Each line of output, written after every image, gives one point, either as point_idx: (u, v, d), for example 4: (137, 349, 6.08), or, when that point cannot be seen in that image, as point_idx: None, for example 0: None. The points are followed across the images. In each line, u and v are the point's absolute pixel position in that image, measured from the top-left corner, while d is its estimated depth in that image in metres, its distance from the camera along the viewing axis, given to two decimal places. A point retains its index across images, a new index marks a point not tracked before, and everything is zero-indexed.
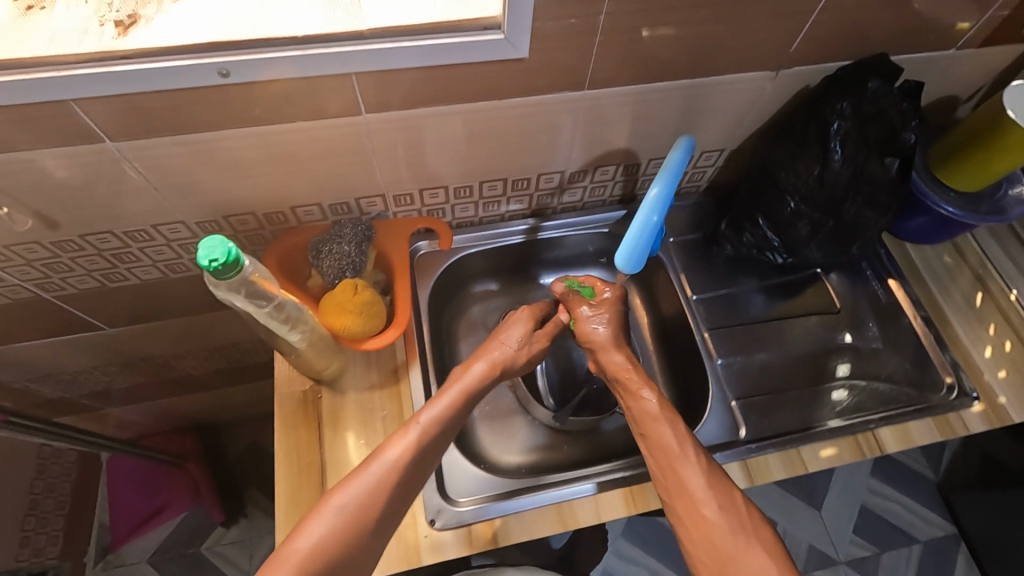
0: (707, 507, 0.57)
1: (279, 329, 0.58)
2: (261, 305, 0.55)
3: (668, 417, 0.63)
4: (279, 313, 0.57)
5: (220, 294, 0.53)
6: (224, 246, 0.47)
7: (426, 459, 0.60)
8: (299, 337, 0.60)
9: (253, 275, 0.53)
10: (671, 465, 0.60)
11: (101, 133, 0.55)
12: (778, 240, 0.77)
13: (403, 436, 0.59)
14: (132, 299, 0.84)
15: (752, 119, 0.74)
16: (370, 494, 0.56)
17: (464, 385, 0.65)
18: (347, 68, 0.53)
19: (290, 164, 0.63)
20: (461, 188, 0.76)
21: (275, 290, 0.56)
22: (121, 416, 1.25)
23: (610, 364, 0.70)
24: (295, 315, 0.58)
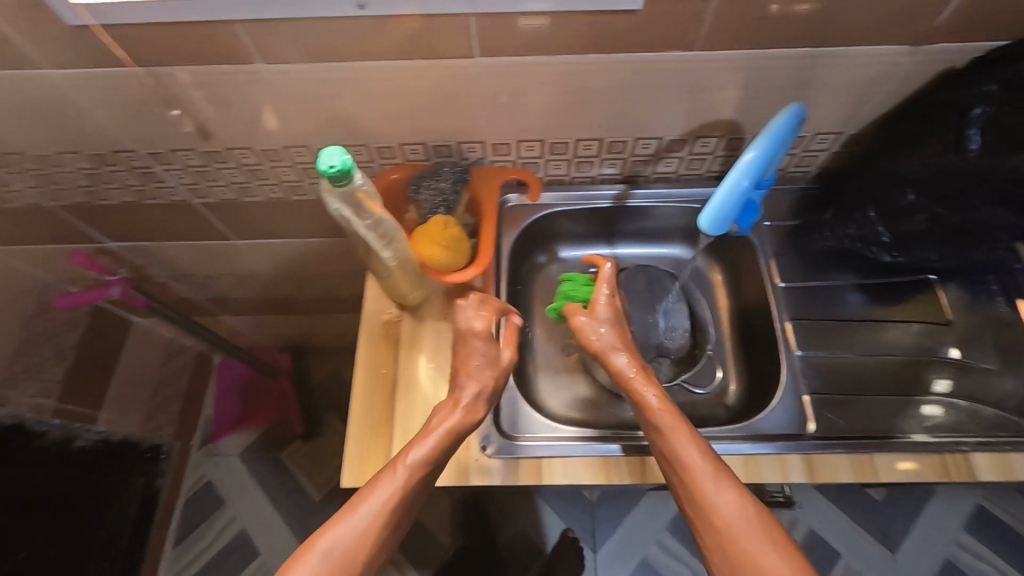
0: (713, 505, 0.56)
1: (376, 244, 0.65)
2: (361, 218, 0.62)
3: (681, 429, 0.60)
4: (377, 228, 0.64)
5: (332, 201, 0.61)
6: (342, 155, 0.54)
7: (417, 497, 0.60)
8: (392, 256, 0.67)
9: (360, 191, 0.60)
10: (685, 478, 0.58)
11: (255, 56, 0.63)
12: (888, 235, 0.72)
13: (392, 477, 0.59)
14: (258, 215, 0.95)
15: (879, 99, 0.69)
16: (354, 539, 0.56)
17: (454, 419, 0.63)
18: (468, 8, 0.57)
19: (405, 99, 0.69)
20: (558, 143, 0.78)
21: (377, 208, 0.62)
22: (235, 324, 1.44)
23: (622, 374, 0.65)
24: (391, 235, 0.65)
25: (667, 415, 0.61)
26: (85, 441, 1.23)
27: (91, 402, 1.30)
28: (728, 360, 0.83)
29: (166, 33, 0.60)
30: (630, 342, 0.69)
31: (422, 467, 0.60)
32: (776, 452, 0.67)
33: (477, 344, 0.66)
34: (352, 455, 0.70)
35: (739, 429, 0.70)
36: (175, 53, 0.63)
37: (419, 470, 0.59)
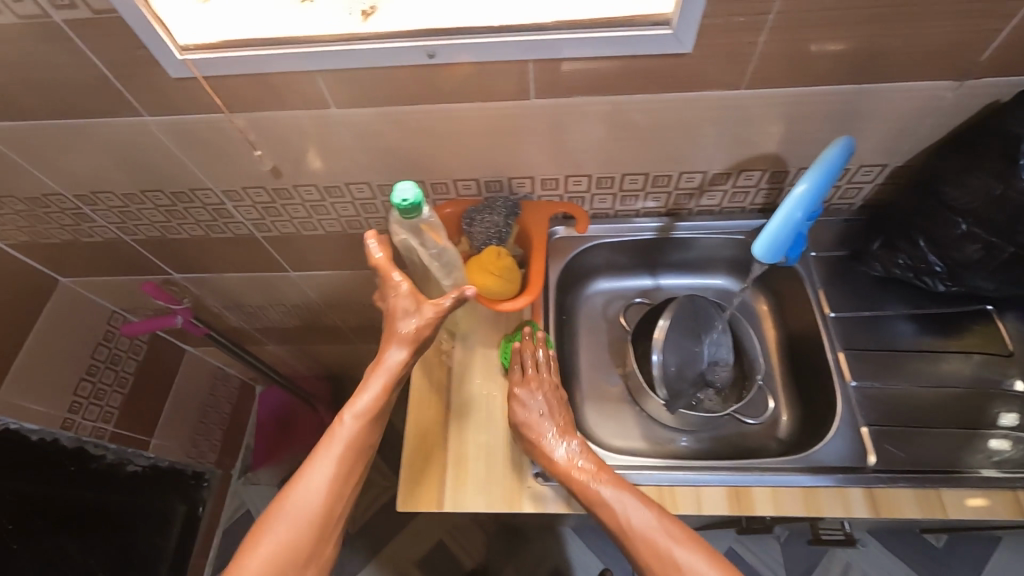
0: (666, 553, 0.57)
1: (437, 270, 0.70)
2: (426, 247, 0.67)
3: (609, 492, 0.62)
4: (440, 259, 0.69)
5: (399, 229, 0.65)
6: (415, 190, 0.58)
7: (366, 442, 0.65)
8: (450, 283, 0.72)
9: (425, 225, 0.64)
10: (626, 537, 0.60)
11: (329, 100, 0.68)
12: (940, 265, 0.73)
13: (336, 430, 0.64)
14: (315, 248, 1.01)
15: (924, 132, 0.70)
16: (312, 493, 0.62)
17: (384, 375, 0.66)
18: (527, 56, 0.61)
19: (462, 137, 0.74)
20: (604, 178, 0.81)
21: (441, 241, 0.67)
22: (282, 353, 1.49)
23: (541, 449, 0.66)
24: (450, 264, 0.70)
25: (595, 478, 0.63)
26: (136, 465, 1.27)
27: (145, 428, 1.35)
28: (778, 391, 0.84)
29: (252, 84, 0.66)
30: (559, 407, 0.69)
31: (363, 417, 0.64)
32: (836, 484, 0.66)
33: (396, 299, 0.66)
34: (406, 476, 0.71)
35: (797, 461, 0.69)
36: (257, 100, 0.68)
37: (361, 419, 0.65)
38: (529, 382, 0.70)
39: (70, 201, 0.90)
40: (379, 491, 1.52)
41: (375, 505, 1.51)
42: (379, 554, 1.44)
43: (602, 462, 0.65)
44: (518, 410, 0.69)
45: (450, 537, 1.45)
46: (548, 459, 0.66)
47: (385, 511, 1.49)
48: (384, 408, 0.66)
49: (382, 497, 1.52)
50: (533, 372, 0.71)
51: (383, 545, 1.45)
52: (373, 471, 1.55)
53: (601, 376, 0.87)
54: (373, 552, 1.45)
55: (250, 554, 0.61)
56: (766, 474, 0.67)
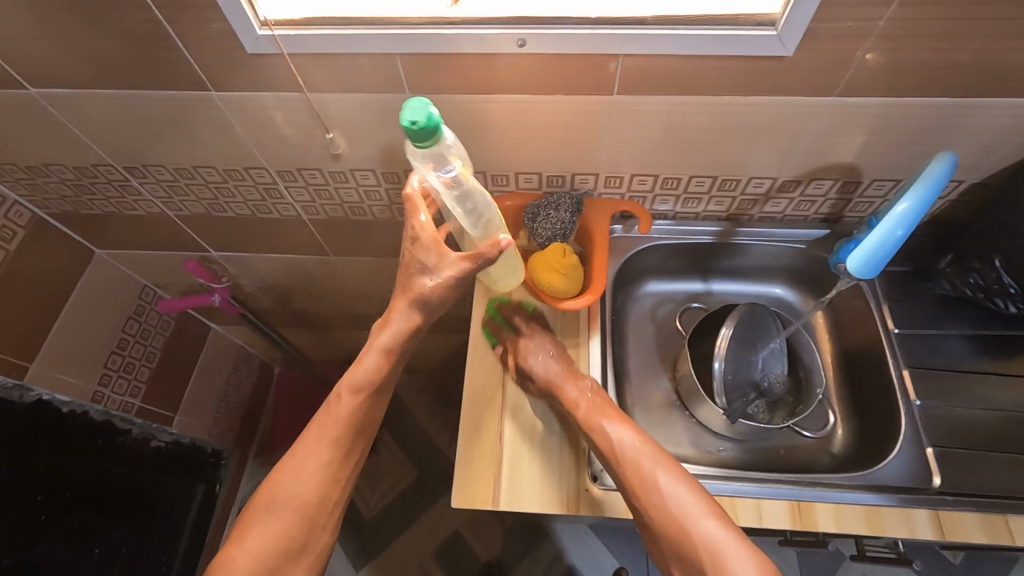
0: (656, 479, 0.61)
1: (465, 218, 0.63)
2: (450, 187, 0.59)
3: (606, 419, 0.66)
4: (466, 202, 0.61)
5: (419, 163, 0.58)
6: (427, 111, 0.50)
7: (363, 419, 0.65)
8: (480, 233, 0.64)
9: (448, 154, 0.57)
10: (617, 462, 0.64)
11: (405, 84, 0.66)
12: (1015, 287, 0.71)
13: (334, 407, 0.65)
14: (359, 233, 0.99)
15: (1011, 150, 0.68)
16: (307, 474, 0.63)
17: (385, 340, 0.64)
18: (618, 50, 0.60)
19: (535, 130, 0.72)
20: (671, 179, 0.79)
21: (465, 176, 0.59)
22: (307, 337, 1.47)
23: (554, 387, 0.70)
24: (479, 210, 0.62)
25: (596, 410, 0.67)
26: (159, 441, 1.25)
27: (170, 404, 1.32)
28: (835, 405, 0.83)
29: (331, 65, 0.64)
30: (563, 354, 0.74)
31: (360, 392, 0.64)
32: (901, 505, 0.65)
33: (416, 248, 0.62)
34: (462, 476, 0.70)
35: (860, 479, 0.68)
36: (331, 81, 0.67)
37: (358, 396, 0.64)
38: (534, 336, 0.75)
39: (118, 172, 0.88)
40: (397, 480, 1.51)
41: (392, 493, 1.50)
42: (396, 542, 1.44)
43: (604, 398, 0.69)
44: (530, 359, 0.73)
45: (466, 530, 1.44)
46: (551, 390, 0.71)
47: (403, 500, 1.49)
48: (380, 385, 0.65)
49: (400, 486, 1.51)
50: (527, 329, 0.76)
51: (400, 533, 1.45)
52: (391, 459, 1.54)
53: (650, 382, 0.86)
54: (390, 540, 1.44)
55: (246, 534, 0.62)
56: (830, 490, 0.66)
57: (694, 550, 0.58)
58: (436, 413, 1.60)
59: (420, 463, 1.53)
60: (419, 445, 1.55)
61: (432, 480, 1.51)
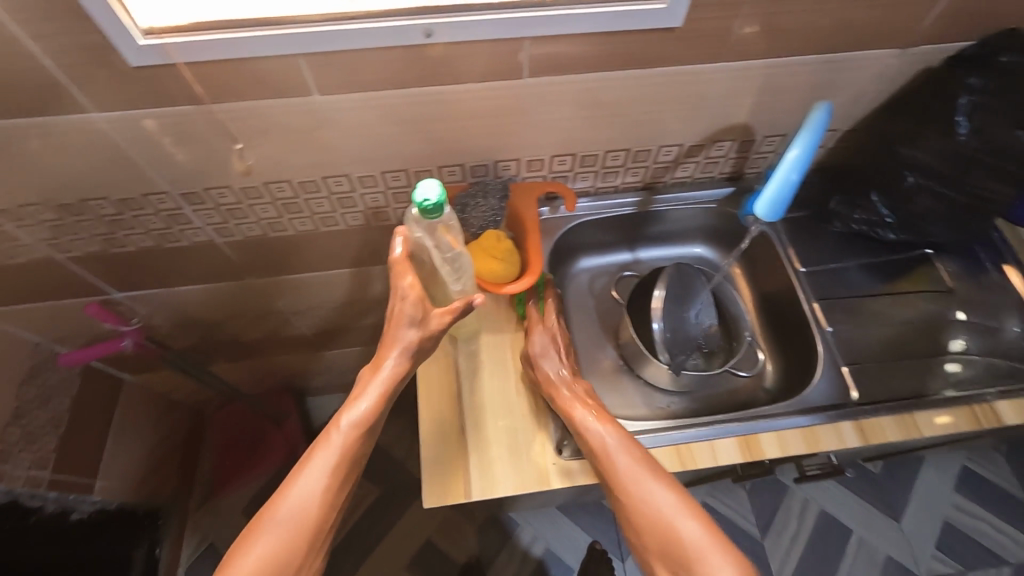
0: (641, 484, 0.62)
1: (448, 275, 0.69)
2: (441, 251, 0.66)
3: (601, 423, 0.66)
4: (453, 263, 0.68)
5: (415, 228, 0.64)
6: (438, 190, 0.57)
7: (361, 450, 0.63)
8: (459, 289, 0.71)
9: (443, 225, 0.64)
10: (603, 462, 0.64)
11: (312, 86, 0.65)
12: (891, 217, 0.82)
13: (333, 437, 0.62)
14: (282, 250, 0.94)
15: (872, 99, 0.78)
16: (303, 504, 0.59)
17: (382, 383, 0.64)
18: (525, 32, 0.61)
19: (453, 121, 0.72)
20: (588, 156, 0.82)
21: (456, 244, 0.66)
22: (238, 371, 1.38)
23: (548, 383, 0.70)
24: (462, 269, 0.69)
25: (590, 414, 0.67)
26: (81, 513, 1.12)
27: (88, 469, 1.17)
28: (762, 343, 0.91)
29: (229, 70, 0.62)
30: (564, 350, 0.75)
31: (360, 427, 0.63)
32: (829, 421, 0.73)
33: (404, 305, 0.63)
34: (429, 471, 0.70)
35: (793, 405, 0.75)
36: (233, 88, 0.64)
37: (357, 429, 0.63)
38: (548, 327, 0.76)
39: None
40: (359, 501, 1.46)
41: (356, 516, 1.44)
42: (367, 564, 1.39)
43: (598, 402, 0.70)
44: (536, 335, 0.74)
45: (440, 537, 1.42)
46: (545, 387, 0.71)
47: (368, 521, 1.44)
48: (378, 418, 0.64)
49: (363, 507, 1.45)
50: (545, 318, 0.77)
51: (369, 554, 1.40)
52: None
53: (596, 352, 0.89)
54: (360, 562, 1.39)
55: (233, 566, 0.58)
56: (770, 420, 0.73)
57: (674, 546, 0.60)
58: (389, 425, 1.56)
59: (382, 480, 1.49)
60: (376, 462, 1.51)
61: (396, 494, 1.47)
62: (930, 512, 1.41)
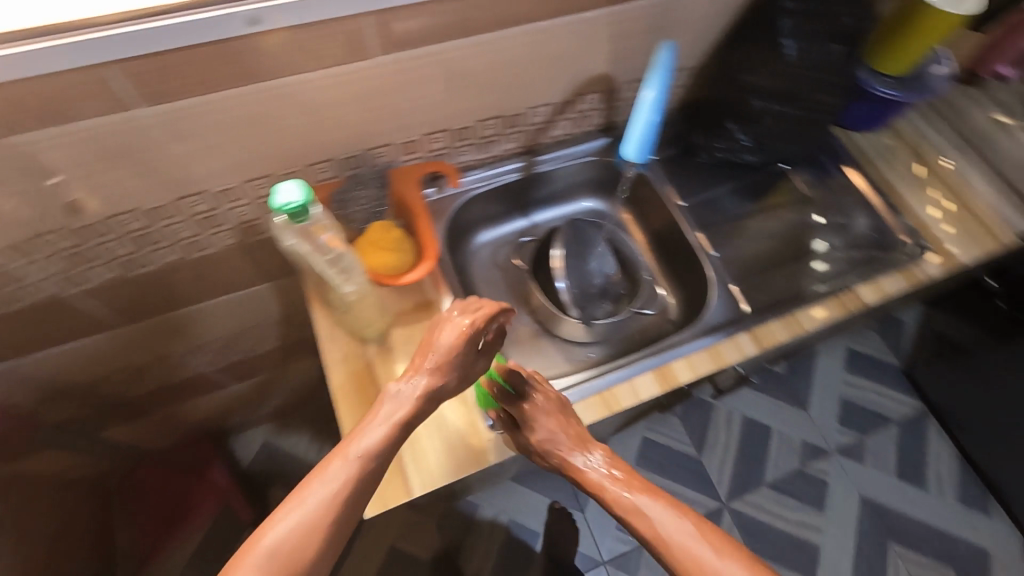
0: (705, 560, 0.59)
1: (335, 277, 0.65)
2: (319, 253, 0.62)
3: (646, 505, 0.63)
4: (337, 263, 0.64)
5: (287, 236, 0.60)
6: (301, 189, 0.54)
7: (366, 485, 0.58)
8: (353, 290, 0.66)
9: (314, 224, 0.60)
10: (663, 546, 0.61)
11: (131, 100, 0.58)
12: (747, 141, 0.89)
13: (342, 464, 0.58)
14: (151, 287, 0.85)
15: (709, 35, 0.83)
16: (302, 531, 0.55)
17: (398, 414, 0.61)
18: (361, 8, 0.59)
19: (310, 113, 0.69)
20: (462, 129, 0.82)
21: (334, 242, 0.62)
22: (138, 428, 1.25)
23: (574, 468, 0.68)
24: (350, 268, 0.65)
25: (630, 490, 0.65)
26: None
27: None
28: (661, 279, 0.96)
29: (22, 95, 0.54)
30: (570, 418, 0.70)
31: (364, 455, 0.59)
32: (728, 336, 0.79)
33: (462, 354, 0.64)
34: None
35: (696, 330, 0.80)
36: (33, 116, 0.56)
37: (365, 458, 0.59)
38: (542, 413, 0.68)
39: None
40: None
41: None
42: None
43: (636, 474, 0.67)
44: (535, 429, 0.68)
45: (402, 541, 1.39)
46: (571, 473, 0.68)
47: None
48: (389, 452, 0.60)
49: None
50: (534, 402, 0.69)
51: None
52: None
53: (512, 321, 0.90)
54: None
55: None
56: (676, 348, 0.78)
57: None
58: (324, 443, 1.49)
59: None
60: None
61: None
62: (830, 396, 1.60)
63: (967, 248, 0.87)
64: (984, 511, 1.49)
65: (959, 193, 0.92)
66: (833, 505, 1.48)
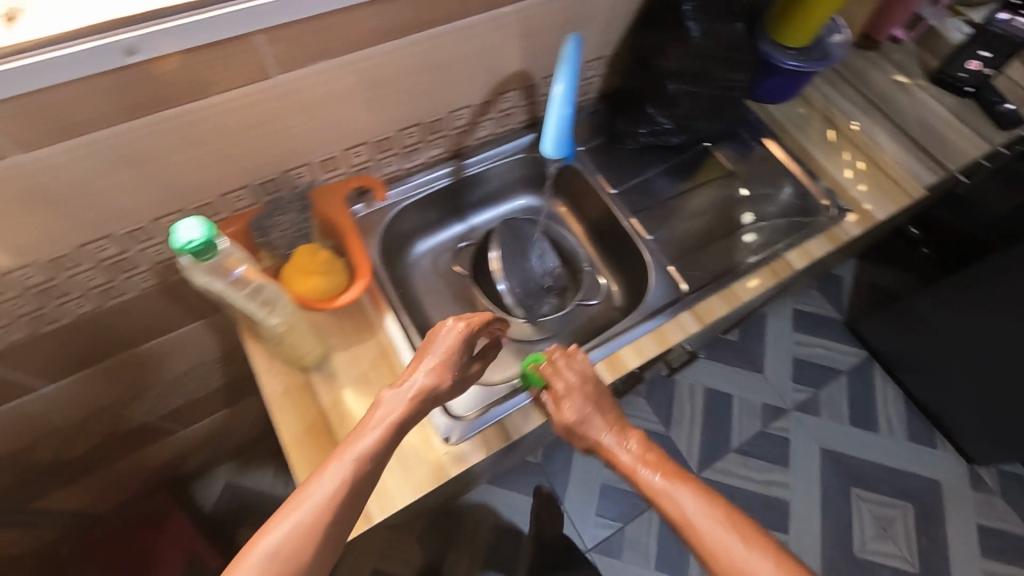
0: (730, 551, 0.59)
1: (258, 312, 0.62)
2: (237, 288, 0.59)
3: (678, 487, 0.64)
4: (258, 296, 0.61)
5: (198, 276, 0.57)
6: (201, 226, 0.52)
7: (360, 490, 0.58)
8: (280, 322, 0.64)
9: (229, 258, 0.57)
10: (689, 530, 0.62)
11: (5, 148, 0.54)
12: (667, 123, 0.90)
13: (337, 467, 0.58)
14: (67, 342, 0.79)
15: (619, 23, 0.84)
16: (297, 534, 0.54)
17: (393, 418, 0.61)
18: (250, 27, 0.56)
19: (216, 141, 0.65)
20: (383, 141, 0.79)
21: (252, 273, 0.60)
22: (80, 491, 1.16)
23: (605, 448, 0.68)
24: (273, 299, 0.62)
25: (660, 475, 0.65)
26: None
27: None
28: (602, 268, 0.97)
29: None
30: (604, 405, 0.70)
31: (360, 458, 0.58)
32: (670, 317, 0.81)
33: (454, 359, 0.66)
34: None
35: (639, 314, 0.82)
36: None
37: (360, 461, 0.58)
38: (572, 393, 0.69)
39: None
40: None
41: None
42: None
43: (666, 460, 0.67)
44: (564, 408, 0.69)
45: (384, 561, 1.36)
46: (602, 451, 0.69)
47: None
48: (385, 455, 0.60)
49: None
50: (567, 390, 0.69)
51: None
52: None
53: None
54: None
55: None
56: (621, 335, 0.78)
57: None
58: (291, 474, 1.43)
59: None
60: None
61: None
62: (782, 356, 1.67)
63: (881, 204, 0.91)
64: (932, 445, 1.58)
65: (870, 152, 0.97)
66: (797, 460, 1.54)
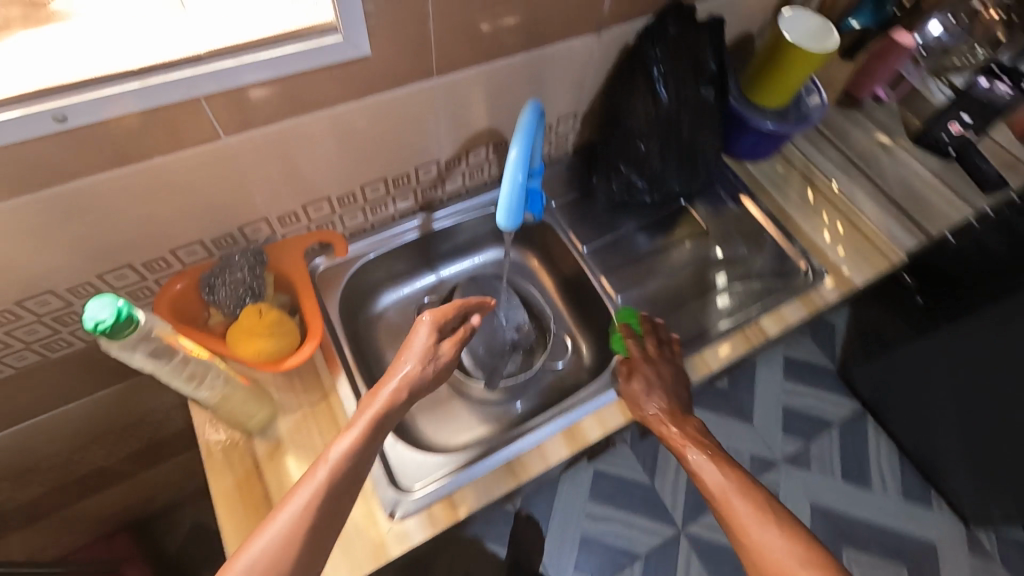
0: (756, 530, 0.61)
1: (182, 386, 0.60)
2: (160, 361, 0.57)
3: (719, 464, 0.67)
4: (183, 370, 0.59)
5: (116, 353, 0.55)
6: (111, 305, 0.50)
7: (333, 501, 0.55)
8: (207, 395, 0.62)
9: (152, 332, 0.56)
10: (721, 504, 0.65)
11: None
12: (641, 182, 0.87)
13: (313, 474, 0.56)
14: (8, 393, 0.76)
15: (591, 82, 0.84)
16: (276, 544, 0.52)
17: (371, 415, 0.59)
18: (194, 92, 0.55)
19: (164, 199, 0.64)
20: (345, 195, 0.78)
21: (176, 345, 0.58)
22: (29, 538, 1.11)
23: (653, 419, 0.72)
24: (199, 372, 0.61)
25: (701, 453, 0.69)
26: None
27: None
28: (574, 325, 0.94)
29: None
30: (672, 389, 0.75)
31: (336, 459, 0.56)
32: None
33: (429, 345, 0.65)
34: None
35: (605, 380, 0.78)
36: None
37: (337, 466, 0.56)
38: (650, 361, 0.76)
39: None
40: None
41: None
42: None
43: (712, 443, 0.70)
44: (635, 377, 0.75)
45: None
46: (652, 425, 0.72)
47: None
48: (365, 459, 0.57)
49: None
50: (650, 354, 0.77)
51: None
52: None
53: None
54: None
55: None
56: (582, 406, 0.74)
57: None
58: None
59: None
60: None
61: None
62: (772, 407, 1.62)
63: (860, 268, 0.89)
64: (927, 505, 1.52)
65: (849, 214, 0.95)
66: None
